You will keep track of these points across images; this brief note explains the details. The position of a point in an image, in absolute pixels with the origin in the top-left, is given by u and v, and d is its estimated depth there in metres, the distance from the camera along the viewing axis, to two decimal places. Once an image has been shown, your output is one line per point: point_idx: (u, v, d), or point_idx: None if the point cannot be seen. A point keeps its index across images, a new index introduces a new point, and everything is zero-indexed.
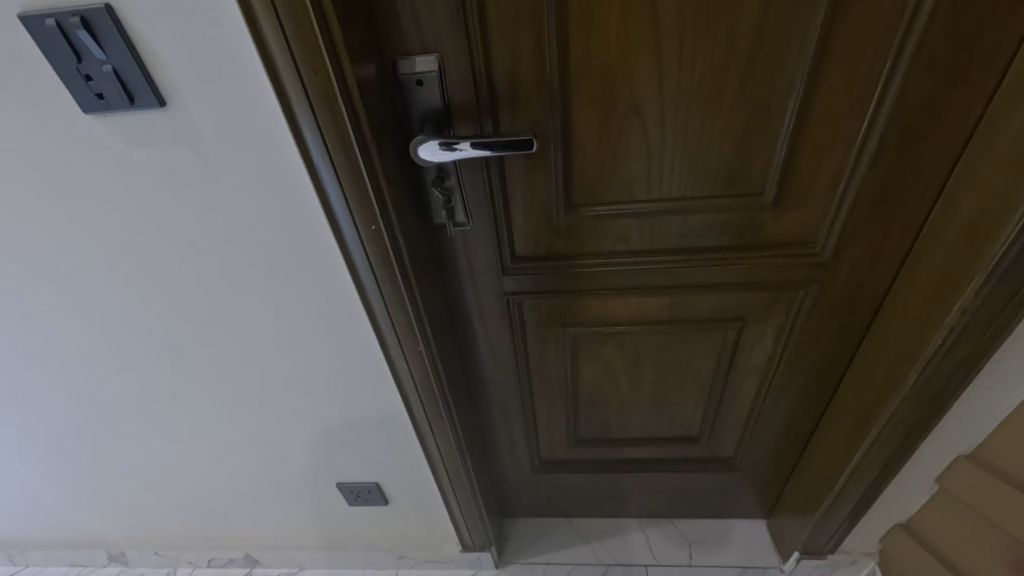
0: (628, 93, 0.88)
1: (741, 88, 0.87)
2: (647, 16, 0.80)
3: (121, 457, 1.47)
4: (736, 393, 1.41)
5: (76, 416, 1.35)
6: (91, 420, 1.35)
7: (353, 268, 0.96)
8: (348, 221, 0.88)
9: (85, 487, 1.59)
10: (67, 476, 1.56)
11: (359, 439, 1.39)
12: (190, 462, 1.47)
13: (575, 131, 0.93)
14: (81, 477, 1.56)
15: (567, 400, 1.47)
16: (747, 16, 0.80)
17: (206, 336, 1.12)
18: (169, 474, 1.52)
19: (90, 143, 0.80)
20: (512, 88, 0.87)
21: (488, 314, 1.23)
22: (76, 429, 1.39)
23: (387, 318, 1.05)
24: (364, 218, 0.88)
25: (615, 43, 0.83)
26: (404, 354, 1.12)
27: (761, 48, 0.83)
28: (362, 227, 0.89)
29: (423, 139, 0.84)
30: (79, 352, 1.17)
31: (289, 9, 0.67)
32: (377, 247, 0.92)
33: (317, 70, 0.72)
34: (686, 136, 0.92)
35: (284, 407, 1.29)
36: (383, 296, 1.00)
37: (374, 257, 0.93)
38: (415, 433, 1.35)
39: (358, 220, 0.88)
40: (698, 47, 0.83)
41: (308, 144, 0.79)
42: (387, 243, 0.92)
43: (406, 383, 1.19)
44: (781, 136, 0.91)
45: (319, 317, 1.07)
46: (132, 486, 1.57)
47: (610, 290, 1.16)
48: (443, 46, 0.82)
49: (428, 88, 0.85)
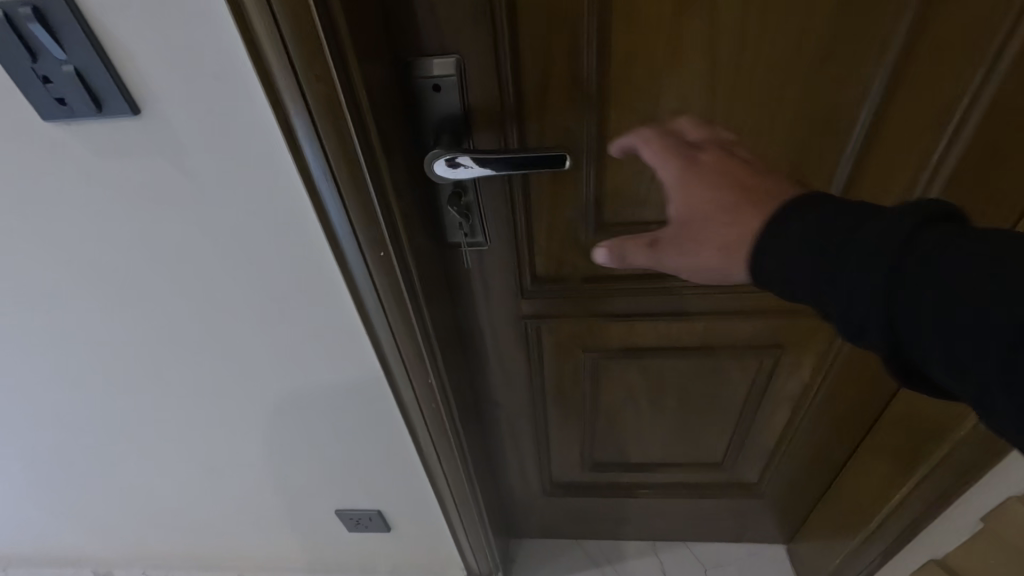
0: (674, 102, 0.77)
1: (803, 101, 0.76)
2: (702, 18, 0.69)
3: (107, 478, 1.37)
4: (765, 421, 1.31)
5: (56, 437, 1.25)
6: (73, 442, 1.26)
7: (357, 294, 0.86)
8: (353, 243, 0.78)
9: (69, 506, 1.50)
10: (47, 496, 1.46)
11: (360, 466, 1.29)
12: (180, 484, 1.37)
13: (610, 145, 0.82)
14: (64, 497, 1.46)
15: (581, 425, 1.37)
16: (817, 19, 0.69)
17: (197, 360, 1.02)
18: (157, 496, 1.42)
19: (53, 154, 0.69)
20: (542, 96, 0.77)
21: (502, 338, 1.13)
22: (59, 450, 1.29)
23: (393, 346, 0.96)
24: (372, 243, 0.78)
25: (662, 48, 0.72)
26: (413, 382, 1.03)
27: (831, 56, 0.72)
28: (369, 252, 0.79)
29: (440, 152, 0.73)
30: (54, 375, 1.07)
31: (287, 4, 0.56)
32: (386, 273, 0.82)
33: (318, 76, 0.61)
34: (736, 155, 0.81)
35: (281, 432, 1.19)
36: (391, 324, 0.91)
37: (381, 285, 0.84)
38: (419, 463, 1.25)
39: (364, 243, 0.78)
40: (760, 50, 0.72)
41: (308, 161, 0.68)
42: (397, 268, 0.82)
43: (413, 412, 1.09)
44: (844, 153, 0.80)
45: (319, 345, 0.97)
46: (119, 507, 1.48)
47: (638, 315, 1.06)
48: (466, 47, 0.71)
49: (447, 94, 0.74)
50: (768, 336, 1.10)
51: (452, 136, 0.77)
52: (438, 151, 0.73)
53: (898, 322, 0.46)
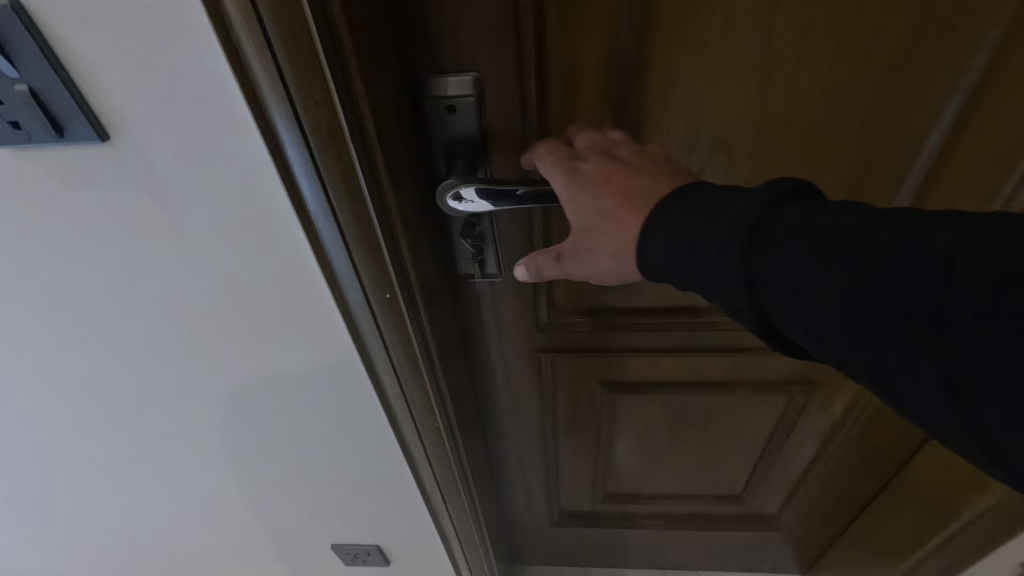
0: (716, 128, 0.68)
1: (861, 128, 0.68)
2: (757, 35, 0.61)
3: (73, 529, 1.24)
4: (790, 455, 1.24)
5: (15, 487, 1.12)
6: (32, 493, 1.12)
7: (360, 342, 0.77)
8: (355, 287, 0.69)
9: (26, 558, 1.36)
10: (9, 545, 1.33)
11: (359, 512, 1.19)
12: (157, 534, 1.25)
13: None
14: (25, 549, 1.32)
15: (591, 457, 1.29)
16: (887, 37, 0.61)
17: (174, 405, 0.92)
18: (131, 546, 1.30)
19: (13, 183, 0.60)
20: (570, 119, 0.68)
21: (512, 372, 1.05)
22: (12, 504, 1.16)
23: (401, 398, 0.87)
24: (378, 284, 0.69)
25: (707, 69, 0.64)
26: (418, 431, 0.93)
27: (898, 79, 0.64)
28: (374, 294, 0.70)
29: (457, 182, 0.64)
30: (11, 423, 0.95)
31: (281, 18, 0.46)
32: (390, 316, 0.73)
33: (318, 100, 0.51)
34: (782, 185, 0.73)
35: (273, 475, 1.09)
36: (397, 370, 0.81)
37: (387, 329, 0.75)
38: (425, 511, 1.15)
39: (369, 287, 0.69)
40: (818, 72, 0.63)
41: (305, 199, 0.59)
42: (404, 312, 0.74)
43: (419, 460, 1.00)
44: (903, 183, 0.72)
45: (315, 388, 0.87)
46: (86, 558, 1.34)
47: (660, 348, 1.00)
48: (486, 64, 0.63)
49: (463, 115, 0.66)
50: (800, 373, 1.02)
51: (467, 163, 0.68)
52: (454, 181, 0.65)
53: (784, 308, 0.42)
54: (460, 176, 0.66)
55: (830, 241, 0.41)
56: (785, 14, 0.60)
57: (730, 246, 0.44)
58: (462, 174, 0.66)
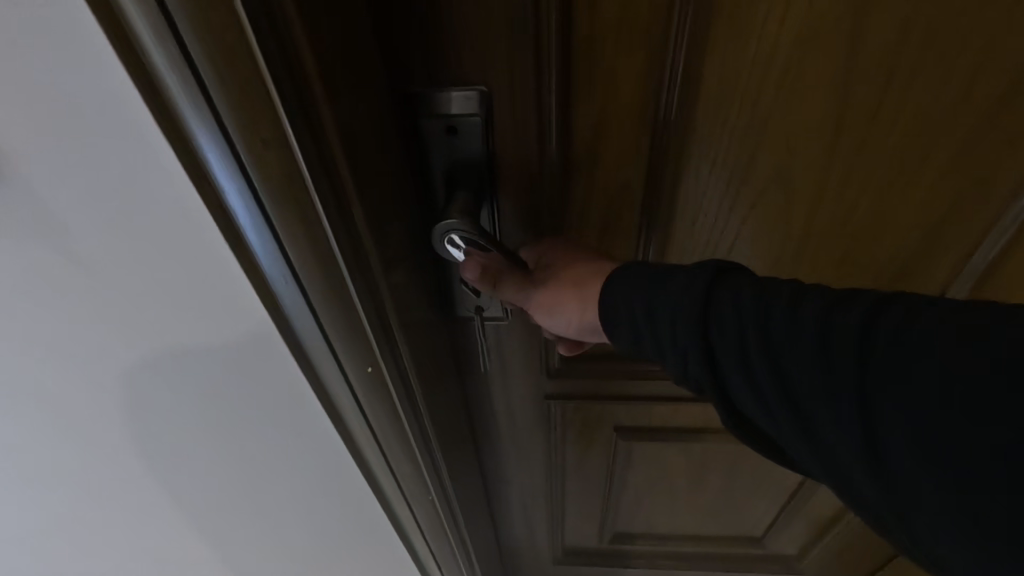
0: (775, 157, 0.56)
1: (958, 163, 0.55)
2: (843, 47, 0.48)
3: None
4: (816, 505, 1.12)
5: None
6: None
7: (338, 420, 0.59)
8: (326, 356, 0.51)
9: None
10: None
11: None
12: None
13: (684, 208, 0.61)
14: None
15: (600, 499, 1.18)
16: (1012, 55, 0.48)
17: (93, 522, 0.71)
18: None
19: None
20: (597, 143, 0.55)
21: (512, 414, 0.92)
22: None
23: (394, 480, 0.68)
24: (355, 358, 0.51)
25: (773, 86, 0.51)
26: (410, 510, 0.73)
27: (1016, 107, 0.50)
28: (350, 366, 0.51)
29: (461, 220, 0.51)
30: None
31: (203, 26, 0.30)
32: (374, 392, 0.55)
33: (266, 137, 0.35)
34: (847, 223, 0.61)
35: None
36: (387, 455, 0.63)
37: (370, 408, 0.56)
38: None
39: (345, 358, 0.51)
40: (913, 91, 0.50)
41: (255, 255, 0.42)
42: (391, 387, 0.55)
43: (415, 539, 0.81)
44: (998, 226, 0.59)
45: (279, 483, 0.68)
46: None
47: (685, 397, 0.88)
48: (496, 77, 0.49)
49: (463, 136, 0.52)
50: None
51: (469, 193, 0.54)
52: (458, 219, 0.51)
53: (741, 378, 0.41)
54: (464, 210, 0.52)
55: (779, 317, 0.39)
56: (886, 20, 0.46)
57: (685, 315, 0.42)
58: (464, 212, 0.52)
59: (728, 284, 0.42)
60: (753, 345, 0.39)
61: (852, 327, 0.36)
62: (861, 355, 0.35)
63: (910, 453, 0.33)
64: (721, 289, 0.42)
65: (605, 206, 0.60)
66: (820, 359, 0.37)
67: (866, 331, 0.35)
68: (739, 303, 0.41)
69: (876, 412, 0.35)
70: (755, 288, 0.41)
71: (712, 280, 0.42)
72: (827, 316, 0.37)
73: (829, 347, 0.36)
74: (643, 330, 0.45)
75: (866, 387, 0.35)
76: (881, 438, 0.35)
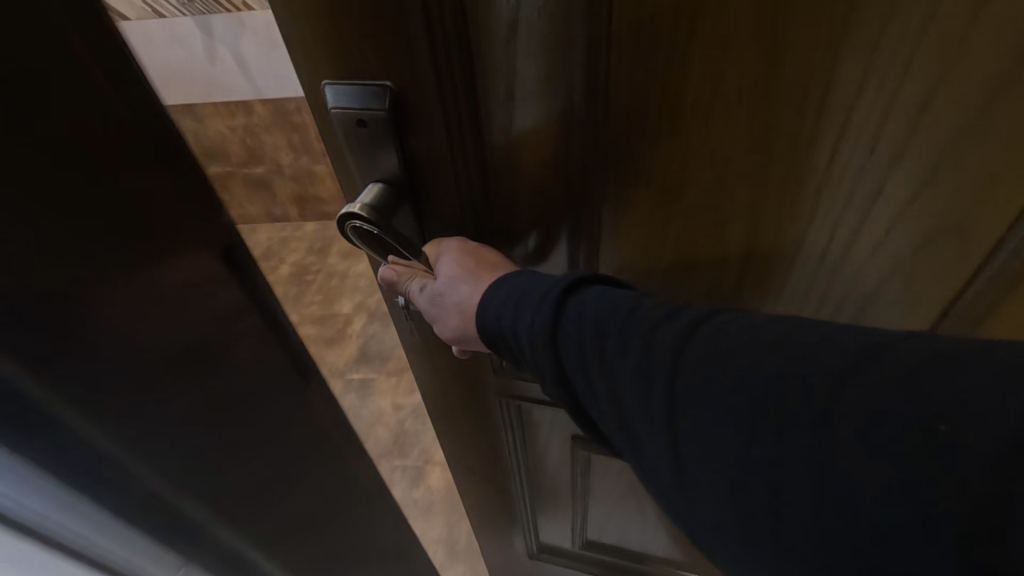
0: (699, 171, 0.53)
1: (906, 196, 0.51)
2: (767, 70, 0.45)
3: None
4: None
5: None
6: None
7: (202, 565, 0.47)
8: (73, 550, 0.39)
9: None
10: None
11: None
12: None
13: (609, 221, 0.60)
14: None
15: (567, 502, 1.15)
16: (966, 82, 0.43)
17: None
18: None
19: None
20: (521, 149, 0.54)
21: (470, 408, 0.90)
22: None
23: None
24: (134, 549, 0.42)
25: (691, 100, 0.48)
26: None
27: (969, 140, 0.46)
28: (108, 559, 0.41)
29: (363, 216, 0.53)
30: None
31: None
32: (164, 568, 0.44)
33: None
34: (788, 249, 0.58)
35: None
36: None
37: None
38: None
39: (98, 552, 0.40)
40: (845, 110, 0.47)
41: None
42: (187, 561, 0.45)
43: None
44: (957, 254, 0.54)
45: None
46: None
47: None
48: (397, 76, 0.47)
49: (375, 132, 0.51)
50: None
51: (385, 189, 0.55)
52: (361, 217, 0.53)
53: (581, 379, 0.47)
54: (374, 205, 0.54)
55: (613, 322, 0.46)
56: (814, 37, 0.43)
57: (543, 323, 0.49)
58: (378, 208, 0.54)
59: (584, 298, 0.48)
60: (590, 342, 0.47)
61: (674, 343, 0.42)
62: (675, 366, 0.42)
63: (701, 449, 0.40)
64: (579, 300, 0.49)
65: (528, 211, 0.59)
66: (644, 369, 0.43)
67: (683, 348, 0.42)
68: (581, 317, 0.47)
69: (676, 415, 0.41)
70: (606, 302, 0.47)
71: (572, 290, 0.49)
72: (657, 332, 0.44)
73: (654, 358, 0.43)
74: (512, 335, 0.52)
75: (673, 392, 0.42)
76: (681, 438, 0.41)
